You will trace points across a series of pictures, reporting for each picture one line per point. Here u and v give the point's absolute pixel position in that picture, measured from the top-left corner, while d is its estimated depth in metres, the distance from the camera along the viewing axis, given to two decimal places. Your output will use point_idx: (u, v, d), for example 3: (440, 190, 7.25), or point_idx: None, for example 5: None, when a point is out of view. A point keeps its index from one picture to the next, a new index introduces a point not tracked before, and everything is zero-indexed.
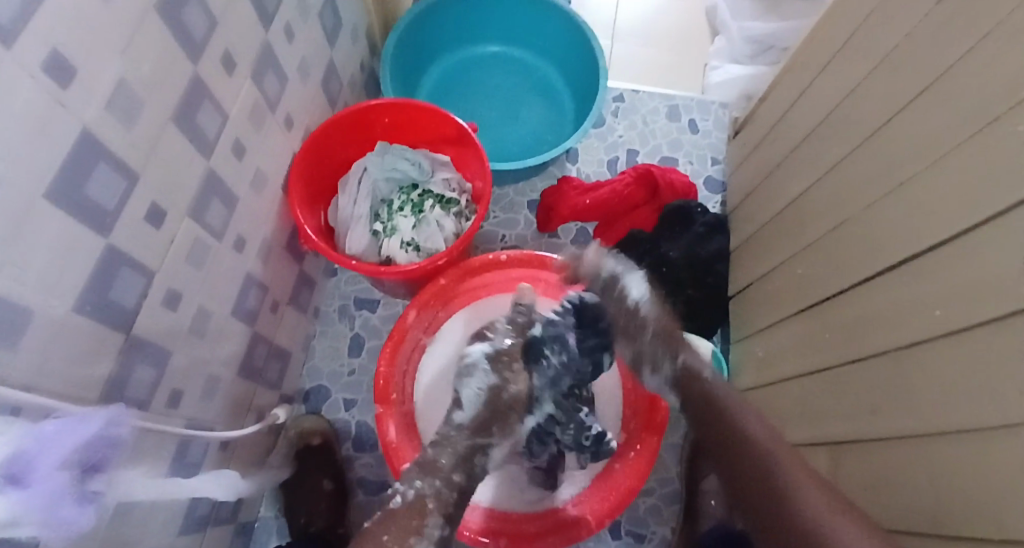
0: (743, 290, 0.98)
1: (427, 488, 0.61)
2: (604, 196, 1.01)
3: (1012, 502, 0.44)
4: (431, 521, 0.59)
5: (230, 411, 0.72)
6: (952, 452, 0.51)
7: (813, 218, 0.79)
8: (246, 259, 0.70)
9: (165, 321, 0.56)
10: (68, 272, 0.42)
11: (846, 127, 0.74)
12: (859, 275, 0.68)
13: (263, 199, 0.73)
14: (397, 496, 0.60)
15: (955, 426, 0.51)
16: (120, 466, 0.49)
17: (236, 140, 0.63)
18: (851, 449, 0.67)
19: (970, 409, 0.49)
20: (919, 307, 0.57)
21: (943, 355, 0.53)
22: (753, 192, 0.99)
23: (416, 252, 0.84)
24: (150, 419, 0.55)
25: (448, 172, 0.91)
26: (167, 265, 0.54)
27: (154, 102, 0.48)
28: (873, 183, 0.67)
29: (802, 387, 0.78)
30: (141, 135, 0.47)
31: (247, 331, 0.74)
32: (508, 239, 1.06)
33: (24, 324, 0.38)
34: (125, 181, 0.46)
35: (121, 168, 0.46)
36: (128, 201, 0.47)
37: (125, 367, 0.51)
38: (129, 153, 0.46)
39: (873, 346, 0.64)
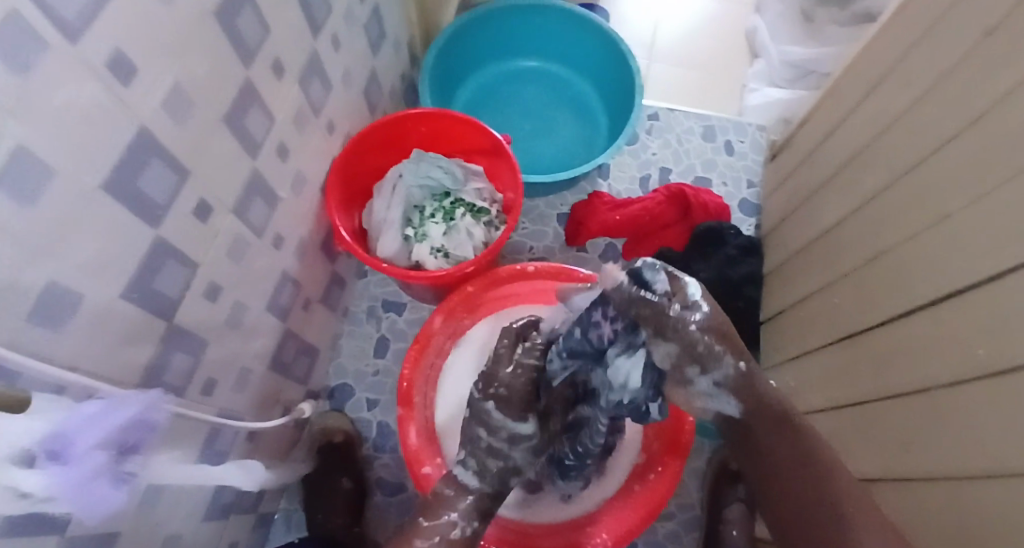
0: (775, 315, 0.96)
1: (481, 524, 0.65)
2: (634, 213, 1.01)
3: None
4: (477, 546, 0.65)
5: (258, 405, 0.74)
6: (982, 493, 0.49)
7: (850, 246, 0.77)
8: (283, 258, 0.73)
9: (204, 312, 0.58)
10: (117, 260, 0.44)
11: (889, 154, 0.72)
12: (896, 306, 0.66)
13: (303, 200, 0.75)
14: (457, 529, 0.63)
15: (988, 469, 0.49)
16: (151, 449, 0.51)
17: (280, 142, 0.66)
18: (881, 489, 0.65)
19: (1004, 451, 0.48)
20: (956, 344, 0.55)
21: (980, 395, 0.52)
22: (788, 218, 0.98)
23: (445, 259, 0.85)
24: (185, 406, 0.57)
25: (481, 182, 0.92)
26: (210, 259, 0.57)
27: (207, 102, 0.51)
28: (912, 216, 0.66)
29: (831, 420, 0.76)
30: (193, 135, 0.50)
31: (279, 327, 0.76)
32: (536, 251, 1.07)
33: (75, 307, 0.41)
34: (177, 176, 0.49)
35: (173, 163, 0.48)
36: (178, 195, 0.49)
37: (163, 355, 0.53)
38: (181, 150, 0.49)
39: (906, 382, 0.62)
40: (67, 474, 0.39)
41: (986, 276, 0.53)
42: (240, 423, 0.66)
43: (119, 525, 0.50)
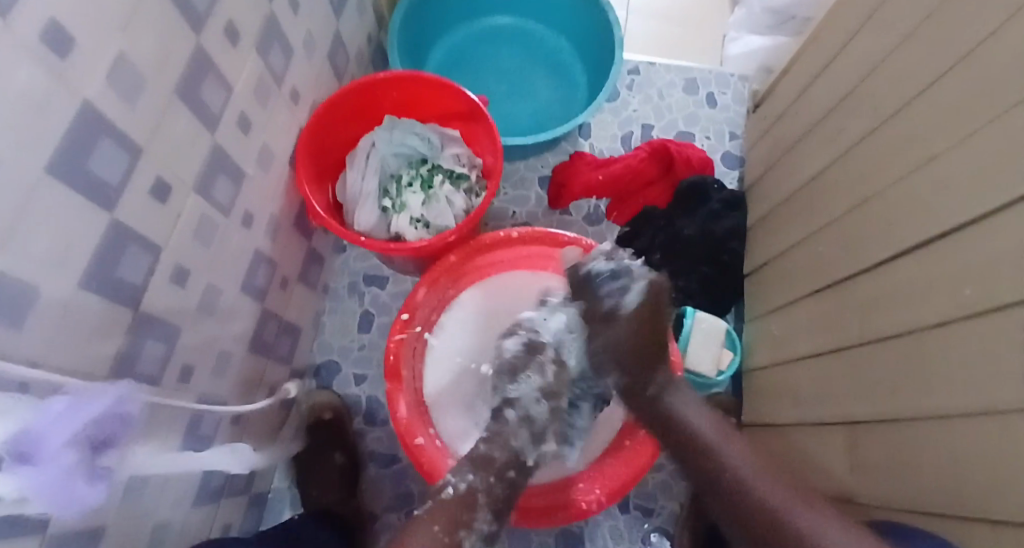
0: (759, 269, 0.95)
1: (478, 481, 0.63)
2: (616, 172, 0.99)
3: None
4: (479, 515, 0.61)
5: (241, 387, 0.73)
6: (967, 433, 0.50)
7: (834, 195, 0.77)
8: (254, 236, 0.70)
9: (173, 298, 0.55)
10: (74, 249, 0.42)
11: (873, 100, 0.71)
12: (880, 254, 0.65)
13: (271, 176, 0.72)
14: (449, 488, 0.62)
15: (975, 410, 0.50)
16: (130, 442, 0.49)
17: (241, 114, 0.62)
18: (864, 433, 0.66)
19: (985, 393, 0.49)
20: (943, 289, 0.55)
21: (966, 338, 0.52)
22: (772, 169, 0.96)
23: (425, 229, 0.83)
24: (160, 395, 0.55)
25: (458, 147, 0.89)
26: (174, 241, 0.54)
27: (157, 74, 0.47)
28: (899, 162, 0.64)
29: (815, 370, 0.77)
30: (144, 112, 0.46)
31: (257, 308, 0.73)
32: (519, 216, 1.04)
33: (32, 302, 0.38)
34: (130, 157, 0.46)
35: (125, 142, 0.45)
36: (132, 177, 0.46)
37: (134, 344, 0.51)
38: (133, 127, 0.45)
39: (891, 329, 0.62)
40: (38, 476, 0.37)
41: (968, 221, 0.53)
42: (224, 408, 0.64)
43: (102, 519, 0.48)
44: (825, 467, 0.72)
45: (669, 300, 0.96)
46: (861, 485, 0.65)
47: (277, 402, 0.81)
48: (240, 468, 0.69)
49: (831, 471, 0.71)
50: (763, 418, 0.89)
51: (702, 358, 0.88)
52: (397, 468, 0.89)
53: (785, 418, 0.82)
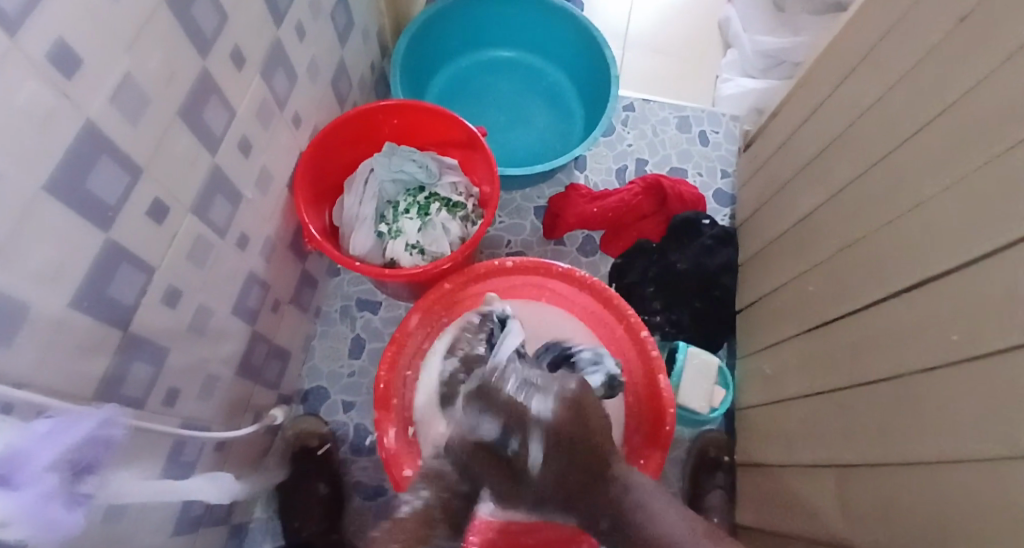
0: (749, 306, 0.95)
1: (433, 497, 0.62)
2: (611, 205, 1.00)
3: None
4: (438, 532, 0.60)
5: (227, 412, 0.71)
6: (956, 480, 0.50)
7: (824, 235, 0.78)
8: (249, 258, 0.69)
9: (163, 318, 0.54)
10: (67, 268, 0.41)
11: (863, 144, 0.72)
12: (870, 296, 0.66)
13: (269, 197, 0.72)
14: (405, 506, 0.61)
15: (964, 455, 0.50)
16: (111, 467, 0.47)
17: (243, 137, 0.62)
18: (855, 476, 0.65)
19: (977, 439, 0.49)
20: (932, 333, 0.56)
21: (954, 383, 0.52)
22: (763, 207, 0.97)
23: (420, 255, 0.82)
24: (143, 418, 0.53)
25: (455, 176, 0.89)
26: (168, 261, 0.53)
27: (160, 95, 0.47)
28: (889, 205, 0.65)
29: (806, 409, 0.76)
30: (147, 132, 0.46)
31: (247, 330, 0.72)
32: (513, 245, 1.05)
33: (22, 321, 0.37)
34: (130, 176, 0.46)
35: (126, 161, 0.45)
36: (130, 196, 0.46)
37: (121, 366, 0.49)
38: (134, 146, 0.45)
39: (881, 370, 0.63)
40: (18, 500, 0.35)
41: (958, 266, 0.54)
42: (208, 433, 0.63)
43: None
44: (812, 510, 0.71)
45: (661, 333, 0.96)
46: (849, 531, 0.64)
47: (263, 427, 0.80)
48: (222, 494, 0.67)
49: (819, 515, 0.70)
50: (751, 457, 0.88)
51: (692, 394, 0.88)
52: (382, 499, 0.86)
53: (773, 457, 0.82)
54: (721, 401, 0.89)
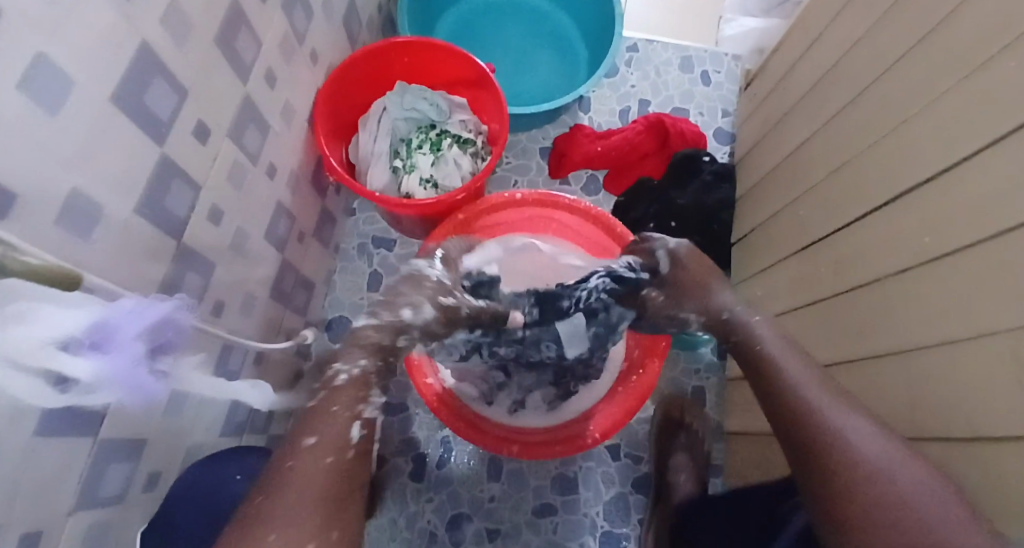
0: (746, 235, 1.00)
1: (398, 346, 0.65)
2: (615, 143, 1.04)
3: (997, 405, 0.47)
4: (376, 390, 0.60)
5: (263, 331, 0.77)
6: (926, 364, 0.56)
7: (815, 162, 0.82)
8: (277, 188, 0.74)
9: (210, 235, 0.60)
10: (131, 176, 0.46)
11: (855, 71, 0.75)
12: (855, 213, 0.71)
13: (292, 131, 0.76)
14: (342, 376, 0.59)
15: (932, 342, 0.55)
16: (180, 354, 0.54)
17: (269, 69, 0.66)
18: (837, 375, 0.71)
19: (945, 328, 0.54)
20: (908, 239, 0.61)
21: (925, 281, 0.57)
22: (762, 141, 1.00)
23: (434, 189, 0.86)
24: (201, 321, 0.59)
25: (465, 114, 0.93)
26: (211, 182, 0.58)
27: (200, 19, 0.51)
28: (878, 124, 0.68)
29: (796, 323, 0.81)
30: (191, 54, 0.51)
31: (277, 257, 0.78)
32: (520, 184, 1.08)
33: (97, 220, 0.43)
34: (178, 96, 0.50)
35: (174, 82, 0.49)
36: (180, 115, 0.51)
37: (178, 275, 0.55)
38: (180, 68, 0.49)
39: (862, 279, 0.68)
40: (111, 361, 0.42)
41: (940, 172, 0.57)
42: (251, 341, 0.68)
43: (149, 430, 0.53)
44: None
45: None
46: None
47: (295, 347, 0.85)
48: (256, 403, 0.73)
49: None
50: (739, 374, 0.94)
51: None
52: (403, 417, 0.94)
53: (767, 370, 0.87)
54: None
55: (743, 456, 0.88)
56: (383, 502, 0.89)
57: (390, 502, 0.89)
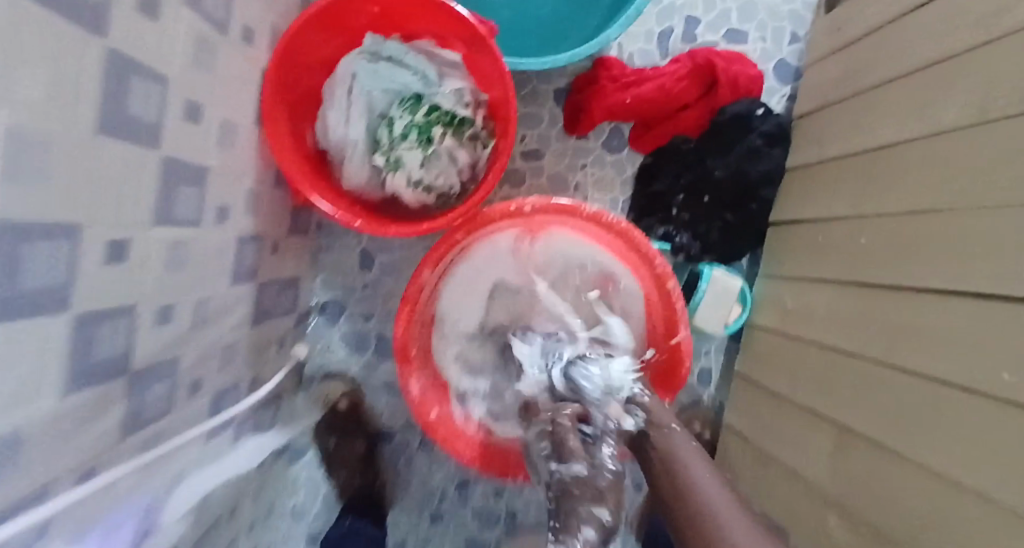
0: (786, 226, 0.85)
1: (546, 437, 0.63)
2: (649, 93, 0.83)
3: None
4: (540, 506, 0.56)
5: (250, 358, 0.73)
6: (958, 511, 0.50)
7: (891, 180, 0.64)
8: (233, 225, 0.63)
9: (158, 336, 0.52)
10: (33, 366, 0.38)
11: (976, 78, 0.54)
12: (930, 282, 0.58)
13: (239, 150, 0.61)
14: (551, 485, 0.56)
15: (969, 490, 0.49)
16: (149, 509, 0.53)
17: (188, 100, 0.50)
18: (858, 447, 0.64)
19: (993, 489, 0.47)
20: (989, 359, 0.50)
21: (991, 425, 0.48)
22: (826, 107, 0.79)
23: (425, 192, 0.72)
24: (174, 441, 0.57)
25: (459, 79, 0.73)
26: (147, 287, 0.49)
27: (64, 123, 0.36)
28: (981, 181, 0.52)
29: (821, 360, 0.73)
30: (65, 177, 0.37)
31: (251, 286, 0.69)
32: (529, 140, 0.91)
33: (18, 445, 0.37)
34: (66, 240, 0.39)
35: (54, 230, 0.37)
36: (77, 255, 0.40)
37: (135, 396, 0.50)
38: (57, 207, 0.37)
39: (916, 365, 0.58)
40: None
41: None
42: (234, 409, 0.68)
43: None
44: (804, 453, 0.73)
45: (685, 255, 0.89)
46: (832, 485, 0.67)
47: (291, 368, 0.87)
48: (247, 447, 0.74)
49: (810, 458, 0.72)
50: (752, 378, 0.88)
51: (708, 319, 0.87)
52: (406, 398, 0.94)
53: (775, 389, 0.81)
54: (736, 320, 0.88)
55: (738, 459, 0.87)
56: (398, 473, 0.94)
57: (403, 472, 0.94)
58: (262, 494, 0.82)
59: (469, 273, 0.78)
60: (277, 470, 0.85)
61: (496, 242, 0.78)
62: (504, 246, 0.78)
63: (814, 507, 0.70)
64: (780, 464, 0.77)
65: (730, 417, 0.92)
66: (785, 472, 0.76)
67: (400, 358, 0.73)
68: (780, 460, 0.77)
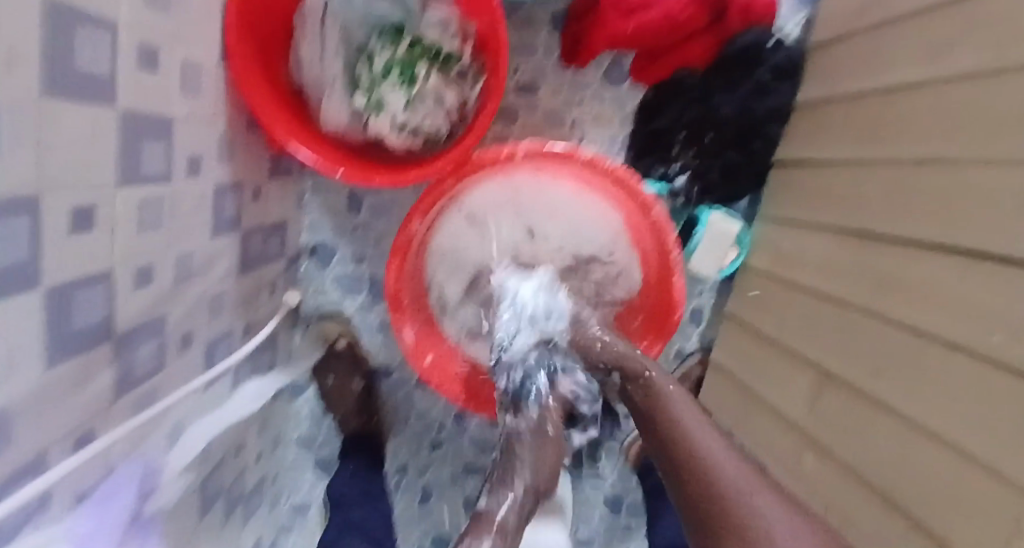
0: (790, 169, 0.81)
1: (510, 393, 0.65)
2: (652, 22, 0.74)
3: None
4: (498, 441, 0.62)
5: (243, 305, 0.74)
6: (919, 462, 0.52)
7: (895, 125, 0.61)
8: (210, 176, 0.60)
9: (141, 296, 0.51)
10: (18, 345, 0.38)
11: (992, 11, 0.49)
12: (921, 237, 0.56)
13: (207, 95, 0.56)
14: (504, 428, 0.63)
15: (933, 444, 0.51)
16: (145, 461, 0.55)
17: (145, 44, 0.45)
18: (834, 397, 0.66)
19: (954, 442, 0.48)
20: (967, 319, 0.49)
21: (962, 383, 0.48)
22: (845, 38, 0.72)
23: (410, 136, 0.69)
24: (170, 396, 0.59)
25: (443, 10, 0.68)
26: (122, 251, 0.47)
27: (13, 93, 0.33)
28: (983, 143, 0.49)
29: (807, 309, 0.73)
30: (17, 149, 0.34)
31: (236, 236, 0.68)
32: (522, 72, 0.86)
33: (8, 422, 0.37)
34: (29, 215, 0.36)
35: (15, 206, 0.35)
36: (41, 228, 0.38)
37: (124, 357, 0.51)
38: (15, 181, 0.34)
39: (897, 320, 0.57)
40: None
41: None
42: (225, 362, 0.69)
43: (155, 508, 0.57)
44: (784, 398, 0.74)
45: (684, 198, 0.86)
46: (807, 424, 0.69)
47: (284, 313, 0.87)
48: (246, 390, 0.77)
49: (789, 404, 0.73)
50: (740, 318, 0.88)
51: (703, 264, 0.87)
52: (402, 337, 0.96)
53: (762, 336, 0.82)
54: (730, 263, 0.87)
55: (721, 392, 0.90)
56: (396, 405, 0.98)
57: (400, 406, 0.98)
58: (263, 430, 0.88)
59: (456, 230, 0.80)
60: (279, 406, 0.90)
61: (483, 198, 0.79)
62: (495, 195, 0.78)
63: (791, 449, 0.72)
64: (760, 406, 0.79)
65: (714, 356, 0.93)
66: (765, 408, 0.78)
67: (391, 306, 0.74)
68: (760, 403, 0.79)
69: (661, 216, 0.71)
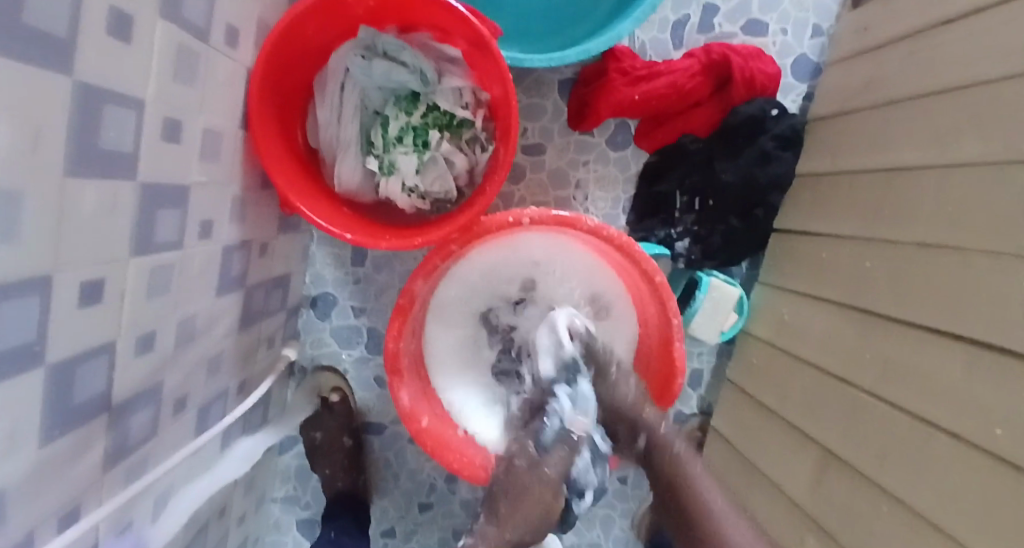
0: (792, 236, 0.82)
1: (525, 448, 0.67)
2: (659, 90, 0.79)
3: None
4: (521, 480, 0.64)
5: (241, 360, 0.72)
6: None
7: (899, 208, 0.62)
8: (220, 237, 0.60)
9: (141, 364, 0.50)
10: (18, 427, 0.36)
11: (998, 113, 0.51)
12: (926, 321, 0.57)
13: (224, 161, 0.57)
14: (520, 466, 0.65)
15: (945, 537, 0.51)
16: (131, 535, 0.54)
17: (169, 118, 0.46)
18: (837, 473, 0.66)
19: (968, 537, 0.48)
20: (978, 410, 0.50)
21: (977, 476, 0.49)
22: (842, 116, 0.75)
23: (420, 198, 0.70)
24: (166, 463, 0.58)
25: (459, 78, 0.68)
26: (127, 321, 0.47)
27: (34, 179, 0.32)
28: (990, 235, 0.50)
29: (810, 379, 0.73)
30: (38, 234, 0.34)
31: (239, 293, 0.67)
32: (530, 133, 0.88)
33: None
34: (41, 295, 0.35)
35: (27, 289, 0.34)
36: (51, 308, 0.37)
37: (120, 427, 0.49)
38: (30, 266, 0.34)
39: (906, 403, 0.58)
40: None
41: None
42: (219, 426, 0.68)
43: None
44: (788, 469, 0.74)
45: (684, 260, 0.87)
46: (808, 503, 0.70)
47: (281, 366, 0.86)
48: (240, 447, 0.76)
49: (793, 472, 0.73)
50: (741, 384, 0.88)
51: (705, 327, 0.88)
52: None
53: (763, 399, 0.82)
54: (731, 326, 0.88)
55: (718, 464, 0.90)
56: (387, 462, 0.96)
57: (393, 462, 0.96)
58: (252, 485, 0.86)
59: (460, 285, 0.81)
60: (266, 463, 0.89)
61: (486, 254, 0.81)
62: (495, 252, 0.80)
63: (793, 520, 0.72)
64: (762, 471, 0.79)
65: (714, 418, 0.93)
66: (765, 481, 0.78)
67: (391, 368, 0.73)
68: (763, 469, 0.79)
69: (665, 289, 0.70)
